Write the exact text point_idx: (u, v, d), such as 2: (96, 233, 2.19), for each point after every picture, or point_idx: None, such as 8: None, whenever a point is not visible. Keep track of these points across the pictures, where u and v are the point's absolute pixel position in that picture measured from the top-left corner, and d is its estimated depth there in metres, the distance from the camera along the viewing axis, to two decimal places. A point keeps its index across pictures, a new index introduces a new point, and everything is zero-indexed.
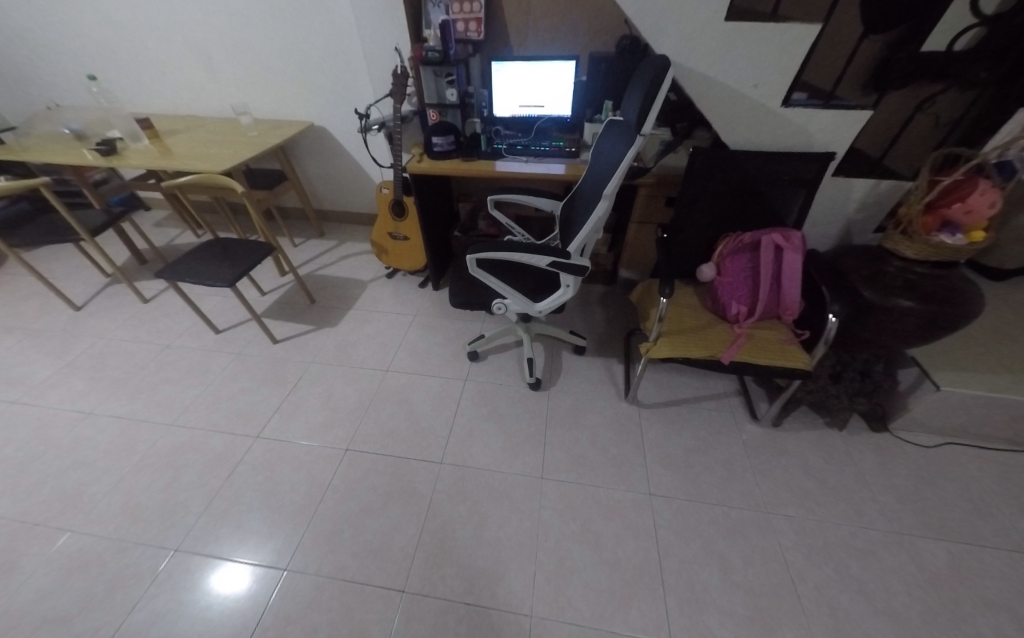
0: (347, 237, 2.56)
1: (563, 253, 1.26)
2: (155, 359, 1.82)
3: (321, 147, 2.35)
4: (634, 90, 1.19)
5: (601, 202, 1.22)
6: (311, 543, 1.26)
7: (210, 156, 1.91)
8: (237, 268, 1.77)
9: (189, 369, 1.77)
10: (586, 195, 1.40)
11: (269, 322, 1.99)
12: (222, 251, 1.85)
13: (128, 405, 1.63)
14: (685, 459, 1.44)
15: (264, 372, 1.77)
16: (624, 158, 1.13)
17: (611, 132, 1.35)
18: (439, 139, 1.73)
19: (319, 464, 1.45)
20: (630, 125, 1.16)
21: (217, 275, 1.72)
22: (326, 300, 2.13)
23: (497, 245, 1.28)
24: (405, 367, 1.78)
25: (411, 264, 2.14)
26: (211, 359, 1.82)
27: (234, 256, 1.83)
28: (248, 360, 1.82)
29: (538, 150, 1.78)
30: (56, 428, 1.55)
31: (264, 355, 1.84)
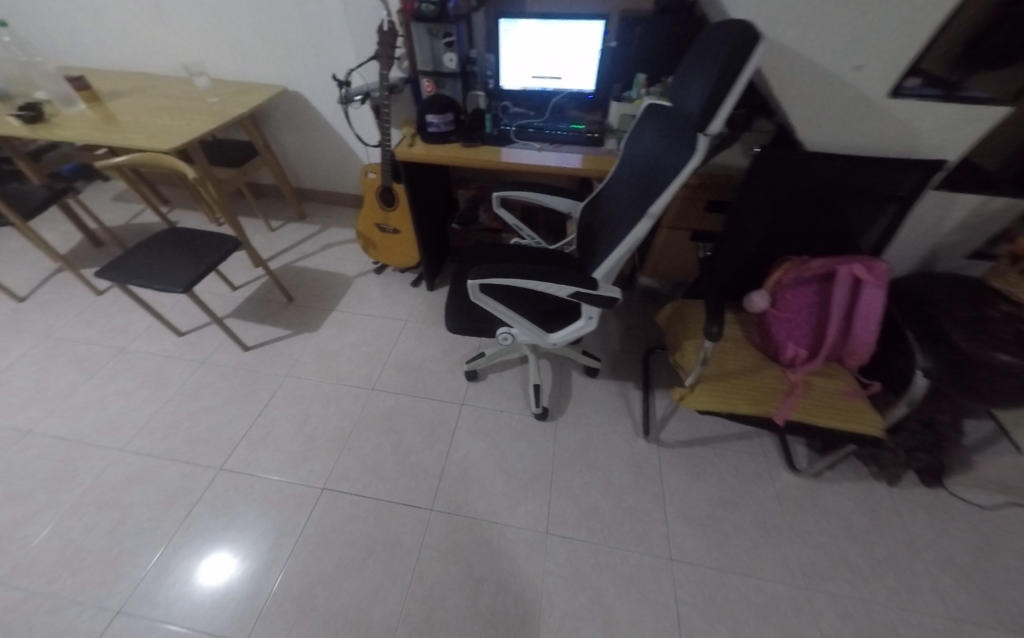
0: (332, 222, 2.28)
1: (588, 283, 1.01)
2: (106, 366, 1.58)
3: (299, 116, 2.02)
4: (694, 72, 0.90)
5: (642, 220, 0.96)
6: (280, 609, 1.07)
7: (161, 128, 1.59)
8: (196, 268, 1.49)
9: (146, 380, 1.53)
10: (617, 202, 1.14)
11: (240, 325, 1.74)
12: (180, 244, 1.58)
13: (72, 424, 1.40)
14: (712, 515, 1.25)
15: (230, 387, 1.53)
16: (678, 169, 0.87)
17: (654, 123, 1.06)
18: (435, 118, 1.44)
19: (288, 507, 1.24)
20: (688, 122, 0.88)
21: (172, 276, 1.45)
22: (306, 299, 1.87)
23: (507, 269, 1.02)
24: (393, 385, 1.56)
25: (403, 261, 1.88)
26: (170, 368, 1.58)
27: (192, 251, 1.56)
28: (212, 371, 1.58)
29: (554, 133, 1.47)
30: None
31: (231, 366, 1.60)
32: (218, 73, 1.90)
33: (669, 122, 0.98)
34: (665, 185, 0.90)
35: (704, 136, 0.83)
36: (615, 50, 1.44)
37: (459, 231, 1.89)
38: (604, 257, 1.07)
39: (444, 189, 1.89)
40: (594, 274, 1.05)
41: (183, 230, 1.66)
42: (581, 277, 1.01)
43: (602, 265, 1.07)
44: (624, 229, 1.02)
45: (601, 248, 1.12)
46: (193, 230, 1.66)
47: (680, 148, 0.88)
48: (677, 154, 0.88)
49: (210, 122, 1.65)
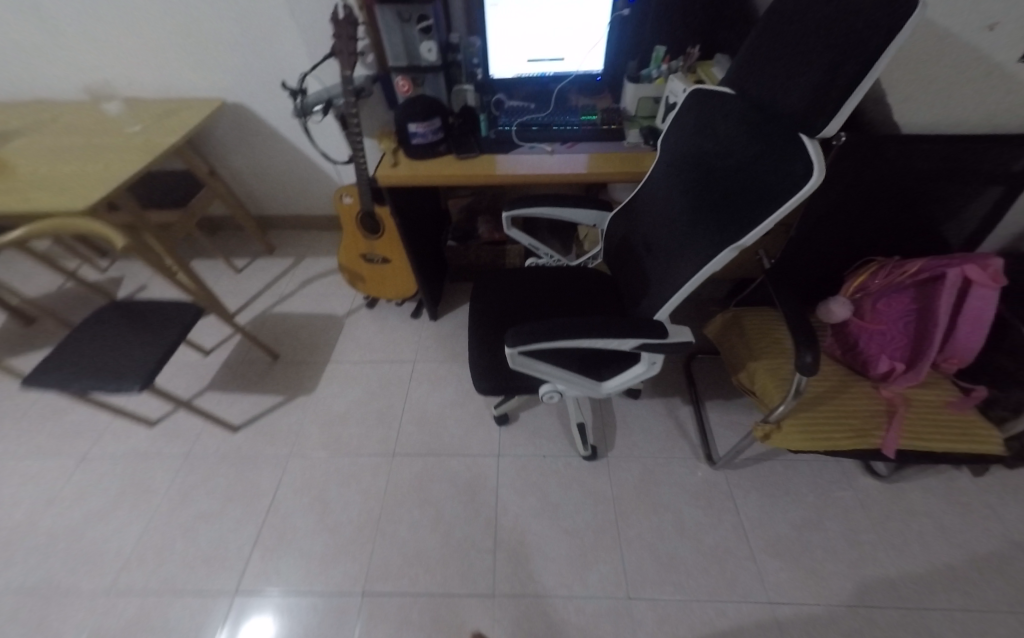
0: (306, 251, 2.12)
1: (655, 332, 0.79)
2: (69, 486, 1.31)
3: (242, 134, 1.77)
4: (790, 51, 0.68)
5: (723, 251, 0.73)
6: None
7: (71, 179, 1.26)
8: (155, 355, 1.22)
9: (119, 496, 1.29)
10: (666, 217, 0.91)
11: (223, 399, 1.55)
12: (130, 322, 1.30)
13: (36, 574, 1.15)
14: (800, 541, 1.15)
15: (230, 481, 1.34)
16: (785, 185, 0.65)
17: (710, 114, 0.83)
18: (418, 127, 1.14)
19: (327, 623, 1.06)
20: (788, 121, 0.67)
21: (129, 369, 1.18)
22: (293, 353, 1.69)
23: (549, 327, 0.80)
24: (416, 446, 1.39)
25: (398, 291, 1.67)
26: (149, 468, 1.36)
27: (147, 331, 1.28)
28: (200, 464, 1.38)
29: (563, 129, 1.23)
30: None
31: (227, 452, 1.41)
32: (139, 92, 1.59)
33: (745, 115, 0.75)
34: (762, 206, 0.68)
35: (814, 140, 0.64)
36: (625, 19, 1.22)
37: (456, 248, 1.68)
38: (665, 294, 0.84)
39: (433, 202, 1.66)
40: (656, 318, 0.84)
41: (127, 301, 1.37)
42: (648, 326, 0.80)
43: (664, 304, 0.85)
44: (690, 260, 0.80)
45: (654, 279, 0.90)
46: (143, 300, 1.38)
47: (784, 156, 0.66)
48: (780, 164, 0.66)
49: (137, 159, 1.33)
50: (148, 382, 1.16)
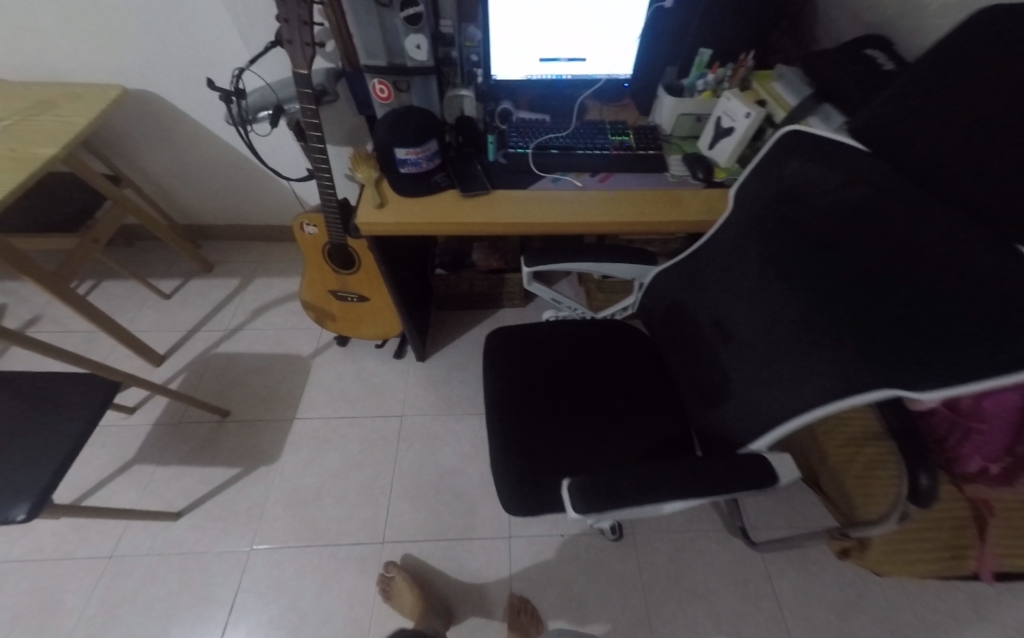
0: (255, 268, 1.79)
1: (757, 478, 0.60)
2: None
3: (160, 131, 1.40)
4: (1007, 114, 0.42)
5: (880, 391, 0.52)
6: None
7: None
8: (52, 466, 0.90)
9: (25, 611, 1.10)
10: (763, 303, 0.69)
11: (169, 468, 1.33)
12: (17, 405, 0.97)
13: None
14: (840, 627, 1.05)
15: (178, 587, 1.14)
16: (1011, 337, 0.41)
17: (835, 176, 0.59)
18: (408, 153, 0.87)
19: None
20: (1009, 229, 0.42)
21: (14, 485, 0.87)
22: (246, 408, 1.45)
23: (621, 476, 0.60)
24: (409, 528, 1.23)
25: (378, 331, 1.45)
26: (58, 579, 1.14)
27: (37, 419, 0.96)
28: (129, 564, 1.17)
29: (589, 154, 0.98)
30: None
31: (168, 548, 1.20)
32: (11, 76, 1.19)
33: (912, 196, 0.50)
34: (954, 355, 0.45)
35: None
36: (667, 11, 0.97)
37: (444, 275, 1.53)
38: (775, 417, 0.65)
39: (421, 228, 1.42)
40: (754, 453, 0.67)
41: (11, 373, 1.03)
42: (758, 470, 0.61)
43: (773, 429, 0.66)
44: (820, 384, 0.59)
45: (748, 382, 0.71)
46: (33, 371, 1.05)
47: (999, 285, 0.41)
48: (992, 300, 0.42)
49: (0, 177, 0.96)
50: (38, 508, 0.85)
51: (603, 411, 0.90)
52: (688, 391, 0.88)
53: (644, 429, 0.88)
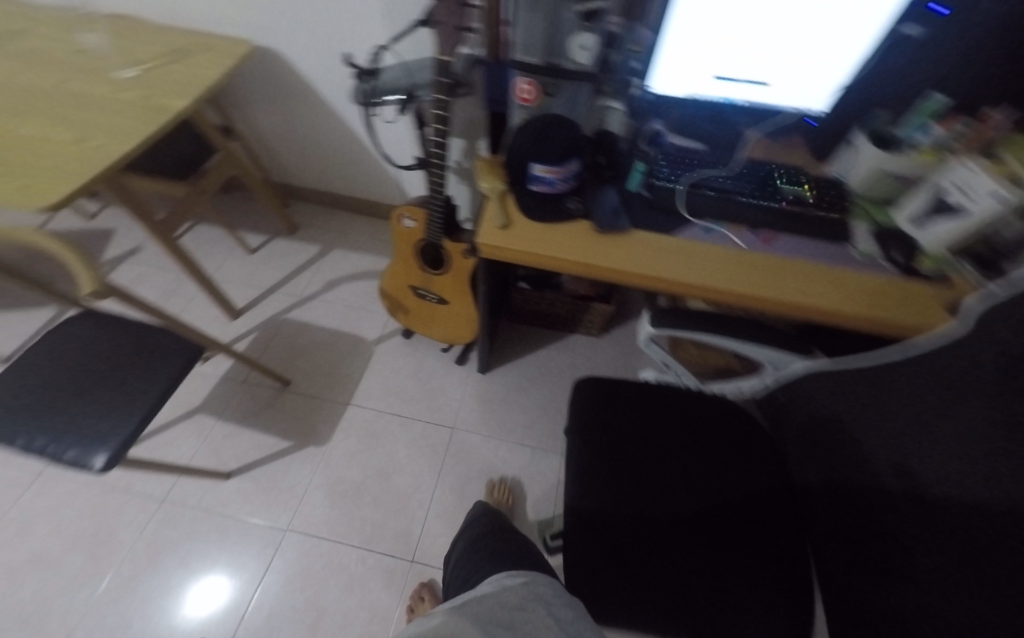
0: (337, 238, 1.77)
1: None
2: (19, 518, 1.17)
3: (278, 91, 1.37)
4: None
5: None
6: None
7: (36, 159, 0.91)
8: (132, 416, 0.90)
9: (78, 535, 1.15)
10: (960, 472, 0.51)
11: (224, 425, 1.34)
12: (107, 349, 0.99)
13: None
14: None
15: (210, 548, 1.14)
16: None
17: None
18: (546, 171, 0.75)
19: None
20: None
21: (95, 430, 0.88)
22: (306, 380, 1.43)
23: None
24: (440, 554, 1.15)
25: (448, 335, 1.37)
26: (108, 512, 1.18)
27: (121, 368, 0.97)
28: (179, 512, 1.18)
29: (752, 204, 0.79)
30: None
31: (213, 505, 1.20)
32: (159, 19, 1.21)
33: None
34: None
35: None
36: (901, 39, 0.76)
37: (525, 290, 1.41)
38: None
39: None
40: None
41: (108, 315, 1.05)
42: None
43: None
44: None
45: (941, 578, 0.51)
46: (126, 317, 1.06)
47: None
48: None
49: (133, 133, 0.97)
50: (114, 460, 0.86)
51: (716, 516, 0.76)
52: (834, 541, 0.70)
53: (757, 560, 0.72)
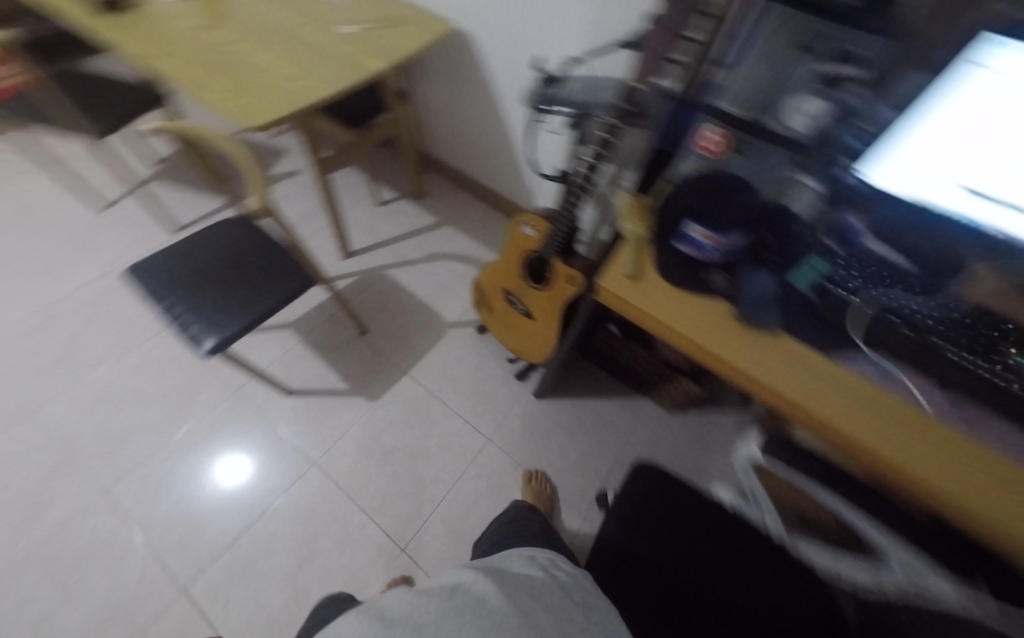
0: (453, 215, 1.84)
1: None
2: (150, 363, 1.51)
3: (454, 70, 1.44)
4: None
5: None
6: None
7: (249, 89, 1.07)
8: (247, 314, 1.08)
9: (180, 394, 1.45)
10: None
11: (304, 349, 1.54)
12: (245, 260, 1.17)
13: (97, 426, 1.38)
14: None
15: (263, 454, 1.35)
16: None
17: None
18: (702, 235, 0.68)
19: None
20: None
21: (214, 323, 1.05)
22: (380, 338, 1.58)
23: None
24: (423, 544, 1.22)
25: (515, 349, 1.38)
26: (203, 386, 1.47)
27: (251, 279, 1.14)
28: (251, 410, 1.42)
29: (952, 364, 0.58)
30: (20, 444, 1.34)
31: (273, 414, 1.42)
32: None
33: None
34: None
35: None
36: None
37: (611, 331, 1.31)
38: None
39: None
40: None
41: (256, 231, 1.24)
42: None
43: None
44: None
45: None
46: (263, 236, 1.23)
47: None
48: None
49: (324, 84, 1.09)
50: (216, 353, 1.03)
51: None
52: None
53: None
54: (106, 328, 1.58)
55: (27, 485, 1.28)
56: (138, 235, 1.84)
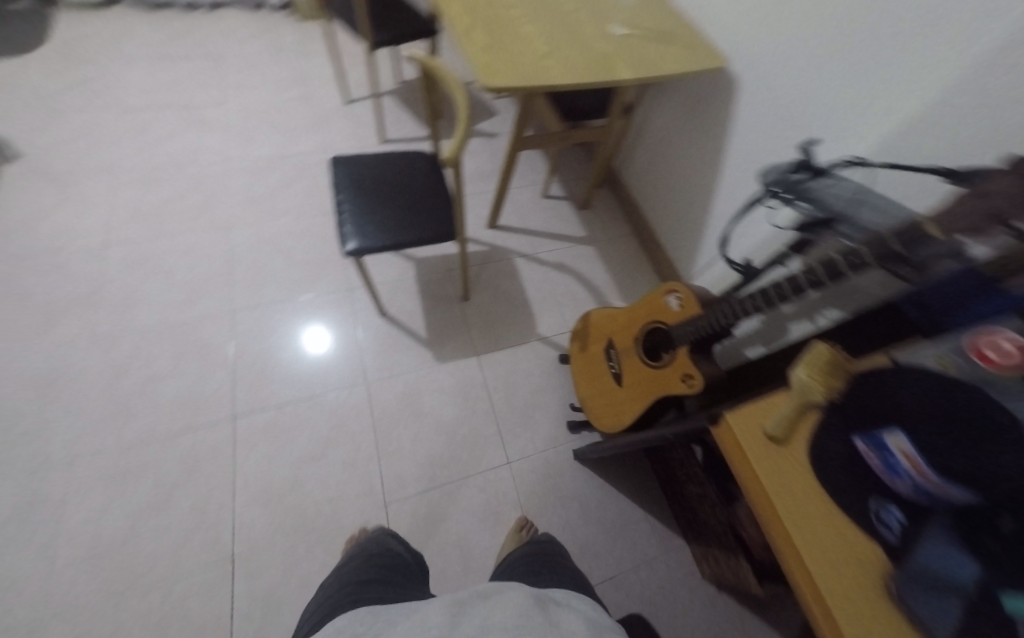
0: (605, 239, 1.83)
1: None
2: (308, 226, 1.77)
3: (702, 110, 1.36)
4: None
5: None
6: (189, 589, 1.14)
7: (515, 45, 1.11)
8: (389, 237, 1.16)
9: (314, 262, 1.69)
10: None
11: (417, 280, 1.68)
12: (418, 189, 1.26)
13: (253, 252, 1.68)
14: None
15: (338, 347, 1.53)
16: None
17: None
18: (899, 451, 0.48)
19: (259, 527, 1.24)
20: None
21: (364, 228, 1.15)
22: (478, 309, 1.64)
23: None
24: (411, 499, 1.31)
25: (587, 401, 1.35)
26: (331, 265, 1.69)
27: (411, 206, 1.23)
28: (353, 306, 1.61)
29: None
30: (203, 235, 1.69)
31: (364, 318, 1.58)
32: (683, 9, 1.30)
33: None
34: None
35: None
36: None
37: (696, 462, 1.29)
38: None
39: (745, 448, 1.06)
40: None
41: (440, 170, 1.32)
42: None
43: None
44: None
45: None
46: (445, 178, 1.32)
47: None
48: None
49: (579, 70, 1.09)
50: (352, 254, 1.12)
51: None
52: None
53: None
54: (293, 182, 1.87)
55: (195, 267, 1.62)
56: (355, 121, 2.12)
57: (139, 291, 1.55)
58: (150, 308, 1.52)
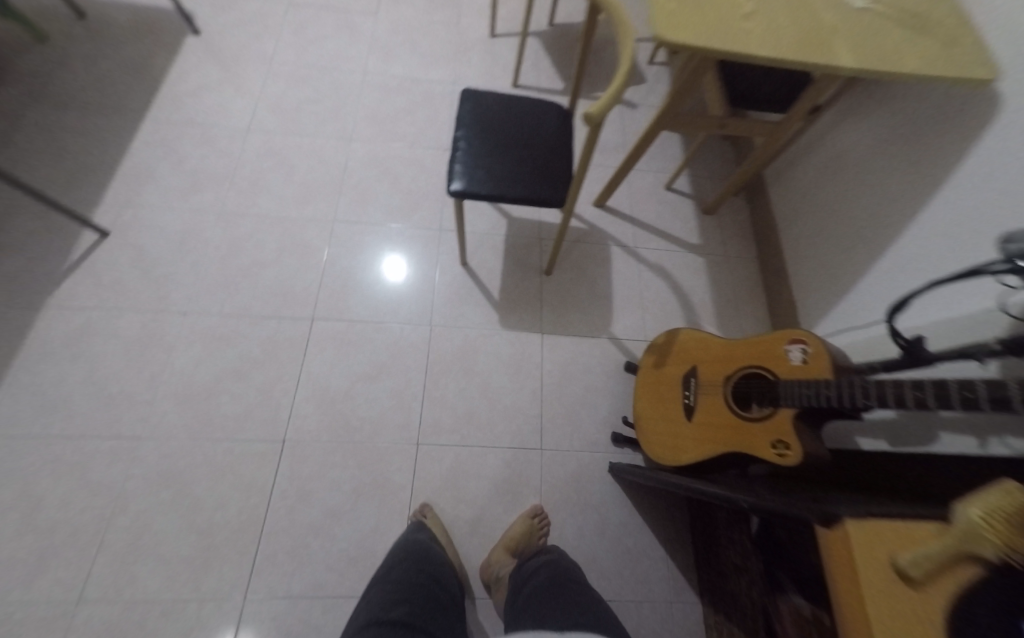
0: (721, 251, 1.62)
1: None
2: (420, 154, 1.75)
3: (917, 132, 1.09)
4: None
5: None
6: (242, 454, 1.26)
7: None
8: (500, 186, 1.08)
9: (417, 191, 1.68)
10: None
11: (507, 238, 1.61)
12: (541, 144, 1.16)
13: (366, 167, 1.70)
14: None
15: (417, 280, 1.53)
16: None
17: None
18: None
19: (308, 422, 1.31)
20: None
21: (475, 170, 1.09)
22: (558, 286, 1.55)
23: None
24: (442, 449, 1.30)
25: (643, 420, 1.22)
26: (430, 199, 1.67)
27: (528, 160, 1.13)
28: (439, 246, 1.58)
29: None
30: (326, 139, 1.74)
31: (447, 260, 1.56)
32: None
33: None
34: None
35: None
36: None
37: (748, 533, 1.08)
38: None
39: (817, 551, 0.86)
40: None
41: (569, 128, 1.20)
42: None
43: None
44: None
45: None
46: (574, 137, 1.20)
47: None
48: None
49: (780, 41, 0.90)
50: (456, 193, 1.07)
51: None
52: None
53: None
54: (418, 107, 1.85)
55: (314, 168, 1.68)
56: (493, 59, 2.02)
57: (263, 177, 1.64)
58: (269, 195, 1.62)
